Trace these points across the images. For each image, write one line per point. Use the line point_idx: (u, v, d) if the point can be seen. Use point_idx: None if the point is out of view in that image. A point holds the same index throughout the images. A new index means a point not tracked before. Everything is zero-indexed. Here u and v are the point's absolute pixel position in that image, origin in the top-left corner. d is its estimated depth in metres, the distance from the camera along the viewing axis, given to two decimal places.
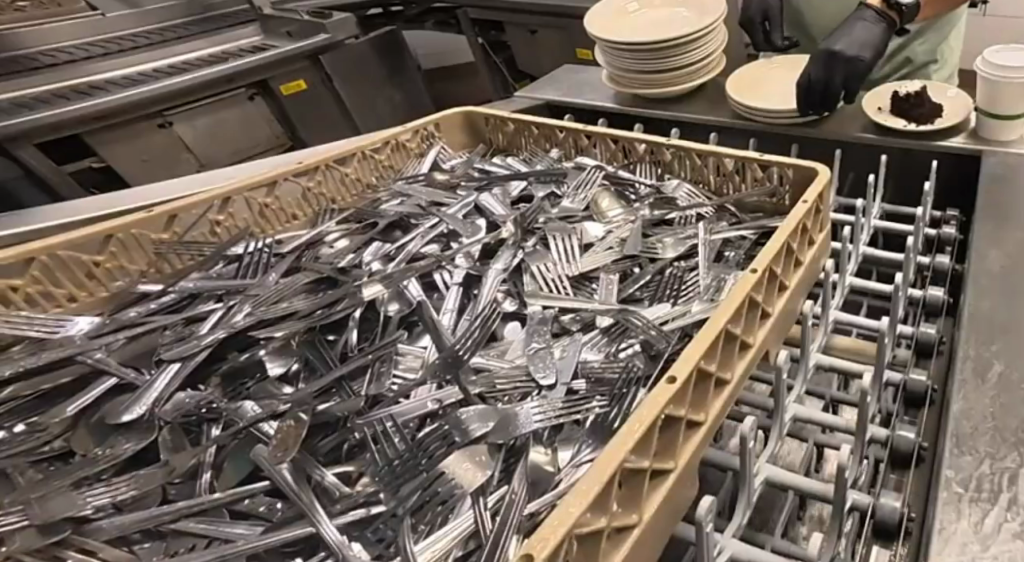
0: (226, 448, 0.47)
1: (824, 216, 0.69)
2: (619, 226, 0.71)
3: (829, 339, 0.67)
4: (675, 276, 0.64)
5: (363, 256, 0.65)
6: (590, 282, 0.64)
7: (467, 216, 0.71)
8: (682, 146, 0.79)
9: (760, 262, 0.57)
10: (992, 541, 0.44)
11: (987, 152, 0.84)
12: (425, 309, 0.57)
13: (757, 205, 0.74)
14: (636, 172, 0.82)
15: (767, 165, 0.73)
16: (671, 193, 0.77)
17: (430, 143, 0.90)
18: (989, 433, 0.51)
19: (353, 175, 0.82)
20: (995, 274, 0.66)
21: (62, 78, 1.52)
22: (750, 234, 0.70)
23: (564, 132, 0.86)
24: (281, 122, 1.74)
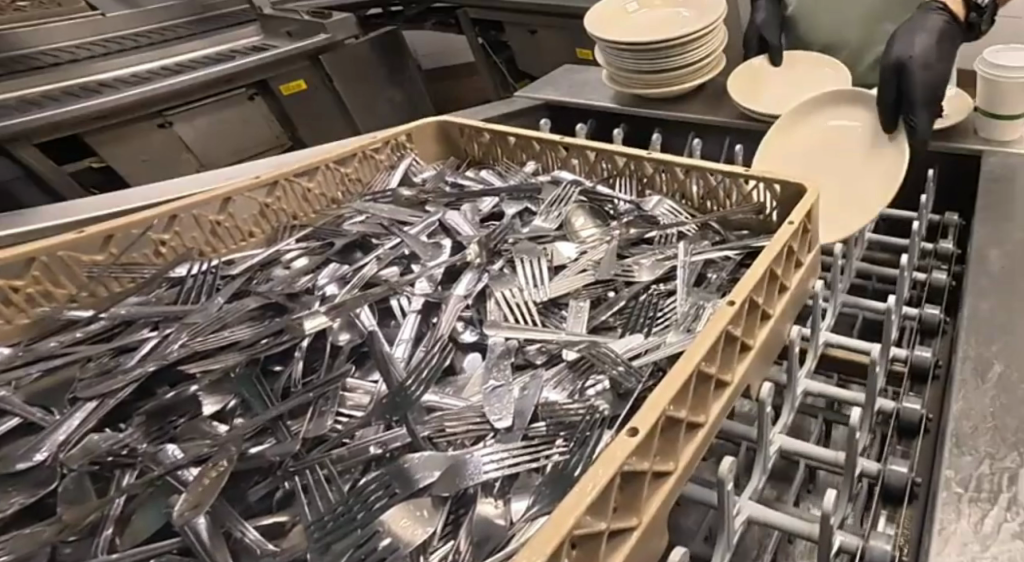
0: (136, 498, 0.43)
1: (812, 234, 0.65)
2: (593, 245, 0.67)
3: (818, 363, 0.64)
4: (649, 306, 0.60)
5: (317, 278, 0.61)
6: (559, 311, 0.59)
7: (431, 237, 0.66)
8: (663, 159, 0.74)
9: (739, 291, 0.52)
10: (991, 541, 0.44)
11: (987, 152, 0.83)
12: (376, 342, 0.52)
13: (743, 221, 0.70)
14: (616, 188, 0.78)
15: (752, 181, 0.69)
16: (651, 210, 0.73)
17: (401, 154, 0.86)
18: (989, 432, 0.51)
19: (317, 189, 0.78)
20: (995, 276, 0.66)
21: (63, 78, 1.48)
22: (734, 254, 0.65)
23: (541, 144, 0.81)
24: (281, 122, 1.70)
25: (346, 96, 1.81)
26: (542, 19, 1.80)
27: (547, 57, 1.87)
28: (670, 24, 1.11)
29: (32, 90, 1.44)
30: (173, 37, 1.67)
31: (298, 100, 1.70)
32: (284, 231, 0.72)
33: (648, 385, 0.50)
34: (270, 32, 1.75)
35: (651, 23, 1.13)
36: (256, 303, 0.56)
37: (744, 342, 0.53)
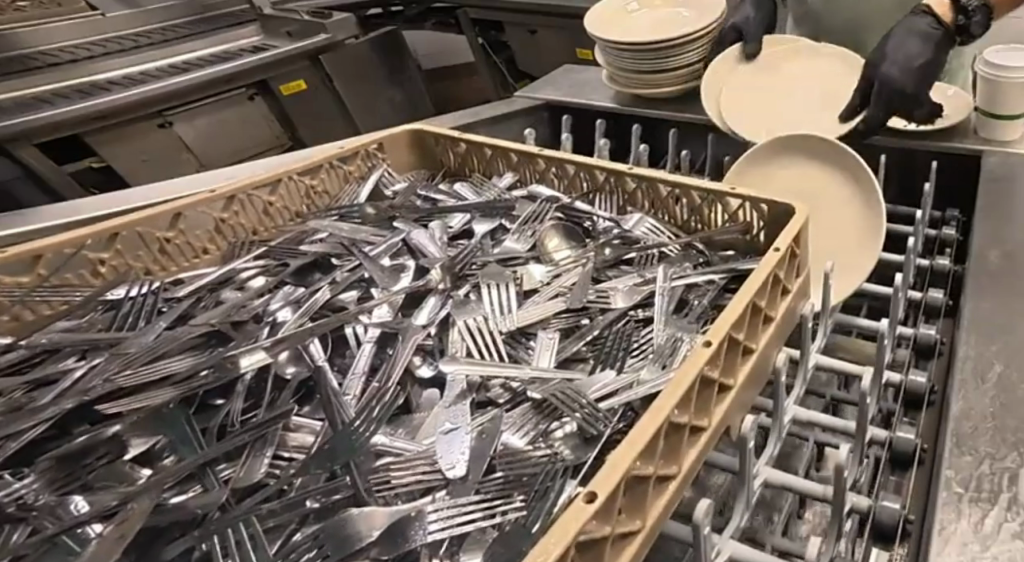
0: (25, 560, 0.38)
1: (800, 258, 0.61)
2: (569, 268, 0.63)
3: (805, 391, 0.61)
4: (623, 339, 0.56)
5: (268, 302, 0.56)
6: (525, 339, 0.56)
7: (393, 260, 0.62)
8: (646, 174, 0.70)
9: (718, 329, 0.48)
10: (992, 541, 0.43)
11: (986, 151, 0.82)
12: (323, 378, 0.48)
13: (730, 240, 0.66)
14: (595, 205, 0.73)
15: (739, 200, 0.65)
16: (631, 229, 0.69)
17: (371, 164, 0.81)
18: (989, 432, 0.50)
19: (281, 203, 0.73)
20: (994, 274, 0.65)
21: (66, 76, 1.48)
22: (718, 278, 0.62)
23: (518, 155, 0.77)
24: (280, 122, 1.67)
25: (346, 96, 1.78)
26: (542, 19, 1.77)
27: (548, 58, 1.84)
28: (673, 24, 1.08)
29: (33, 90, 1.43)
30: (172, 37, 1.65)
31: (298, 100, 1.68)
32: (239, 247, 0.67)
33: (616, 428, 0.47)
34: (269, 32, 1.73)
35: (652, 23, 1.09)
36: (198, 329, 0.52)
37: (725, 382, 0.50)
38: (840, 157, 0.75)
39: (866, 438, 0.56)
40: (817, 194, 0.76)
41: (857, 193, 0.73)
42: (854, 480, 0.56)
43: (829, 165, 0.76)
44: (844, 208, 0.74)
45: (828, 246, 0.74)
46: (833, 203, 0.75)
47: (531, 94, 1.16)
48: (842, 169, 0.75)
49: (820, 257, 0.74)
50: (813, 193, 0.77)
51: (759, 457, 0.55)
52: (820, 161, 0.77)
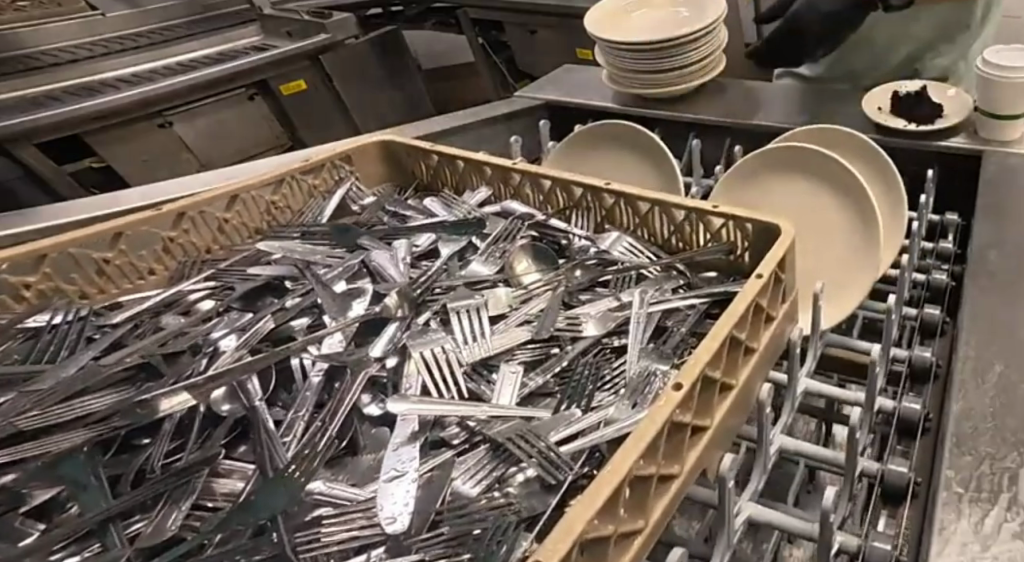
0: None
1: (786, 282, 0.57)
2: (540, 294, 0.59)
3: (793, 418, 0.57)
4: (590, 374, 0.52)
5: (211, 329, 0.52)
6: (486, 373, 0.51)
7: (351, 282, 0.58)
8: (624, 190, 0.66)
9: (693, 366, 0.44)
10: (992, 541, 0.43)
11: (988, 152, 0.83)
12: (258, 419, 0.44)
13: (713, 260, 0.62)
14: (571, 222, 0.69)
15: (722, 218, 0.61)
16: (608, 249, 0.65)
17: (339, 177, 0.77)
18: (989, 433, 0.50)
19: (238, 220, 0.69)
20: (994, 274, 0.65)
21: (54, 79, 1.44)
22: (699, 303, 0.58)
23: (492, 168, 0.73)
24: (280, 122, 1.65)
25: (347, 98, 1.75)
26: (542, 19, 1.74)
27: (548, 58, 1.80)
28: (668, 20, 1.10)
29: (32, 90, 1.41)
30: (173, 37, 1.62)
31: (298, 101, 1.65)
32: (188, 268, 0.64)
33: (580, 473, 0.43)
34: (269, 32, 1.70)
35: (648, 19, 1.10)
36: (126, 362, 0.48)
37: (700, 422, 0.46)
38: (827, 167, 0.71)
39: (856, 471, 0.52)
40: (806, 208, 0.73)
41: (847, 203, 0.70)
42: (844, 518, 0.52)
43: (816, 176, 0.73)
44: (845, 238, 0.69)
45: (820, 265, 0.70)
46: (822, 218, 0.72)
47: (530, 94, 1.15)
48: (829, 180, 0.71)
49: (812, 277, 0.71)
50: (802, 208, 0.73)
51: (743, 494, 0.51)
52: (815, 177, 0.73)
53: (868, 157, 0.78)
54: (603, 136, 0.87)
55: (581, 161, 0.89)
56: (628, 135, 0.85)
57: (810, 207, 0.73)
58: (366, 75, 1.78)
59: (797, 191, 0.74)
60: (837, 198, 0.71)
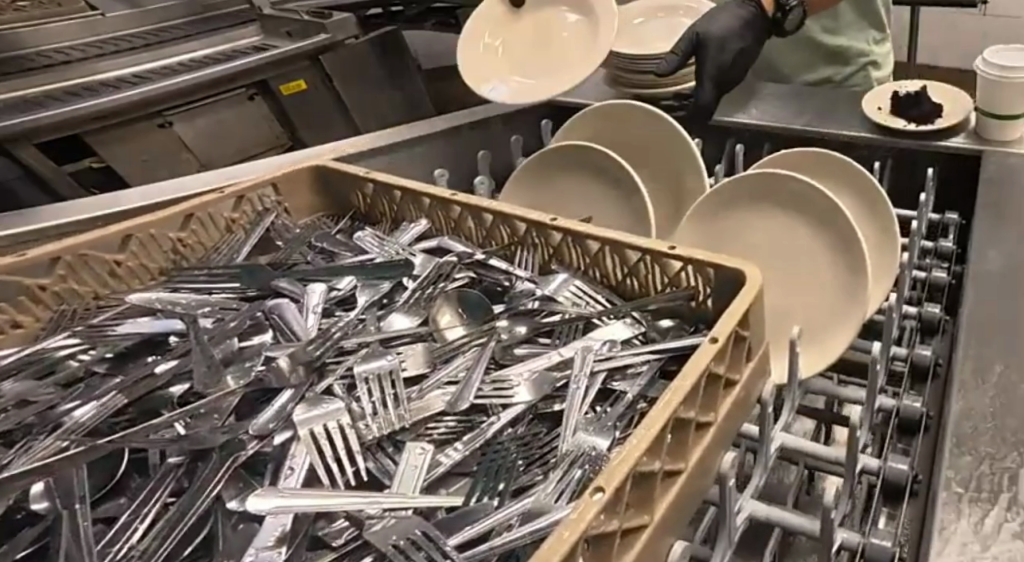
0: None
1: (751, 339, 0.50)
2: (461, 351, 0.52)
3: (768, 481, 0.50)
4: (510, 453, 0.44)
5: (61, 400, 0.45)
6: (393, 448, 0.44)
7: (249, 334, 0.51)
8: (572, 226, 0.58)
9: (626, 457, 0.37)
10: (992, 541, 0.39)
11: (987, 152, 0.78)
12: (63, 533, 0.37)
13: (673, 306, 0.54)
14: (515, 263, 0.62)
15: (680, 262, 0.53)
16: (552, 292, 0.57)
17: (262, 212, 0.69)
18: (989, 432, 0.47)
19: (133, 262, 0.63)
20: (994, 275, 0.62)
21: (63, 77, 1.34)
22: (654, 359, 0.50)
23: (431, 200, 0.65)
24: (281, 122, 1.50)
25: (347, 98, 1.62)
26: None
27: None
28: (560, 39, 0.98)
29: (31, 90, 1.30)
30: (173, 37, 1.52)
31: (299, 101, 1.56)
32: (64, 319, 0.57)
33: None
34: (269, 31, 1.59)
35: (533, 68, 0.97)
36: None
37: (636, 521, 0.38)
38: (806, 197, 0.63)
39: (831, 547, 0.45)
40: (784, 244, 0.65)
41: (830, 241, 0.62)
42: None
43: (793, 207, 0.64)
44: (828, 282, 0.62)
45: (806, 309, 0.62)
46: (802, 258, 0.64)
47: None
48: (811, 215, 0.63)
49: (795, 322, 0.63)
50: (779, 246, 0.65)
51: None
52: (792, 211, 0.65)
53: (845, 179, 0.70)
54: (567, 164, 0.79)
55: (543, 194, 0.81)
56: (584, 158, 0.76)
57: (789, 248, 0.65)
58: (365, 73, 1.63)
59: (771, 229, 0.66)
60: (821, 233, 0.63)
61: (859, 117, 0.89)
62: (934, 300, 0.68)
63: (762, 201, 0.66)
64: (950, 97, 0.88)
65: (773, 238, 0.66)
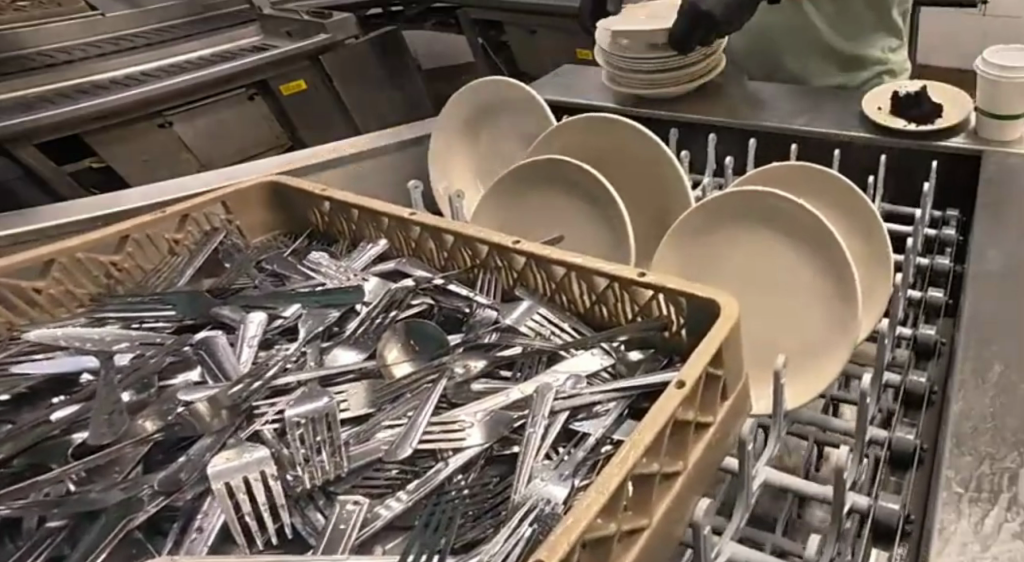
0: None
1: (725, 378, 0.45)
2: (410, 389, 0.48)
3: (747, 525, 0.44)
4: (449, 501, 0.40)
5: None
6: (330, 491, 0.42)
7: (172, 371, 0.51)
8: (534, 249, 0.54)
9: (571, 529, 0.32)
10: (992, 540, 0.38)
11: (987, 151, 0.75)
12: None
13: (646, 337, 0.50)
14: (478, 288, 0.58)
15: (651, 290, 0.49)
16: (514, 321, 0.54)
17: (209, 229, 0.70)
18: (989, 433, 0.45)
19: (56, 289, 0.63)
20: (997, 275, 0.59)
21: (64, 77, 1.34)
22: (619, 400, 0.46)
23: (389, 220, 0.62)
24: (281, 122, 1.53)
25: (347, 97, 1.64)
26: (541, 19, 1.64)
27: (547, 60, 1.70)
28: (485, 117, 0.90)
29: (31, 90, 1.30)
30: (175, 37, 1.51)
31: (299, 101, 1.54)
32: None
33: None
34: (270, 32, 1.59)
35: (496, 143, 0.90)
36: None
37: None
38: (794, 217, 0.58)
39: None
40: (770, 269, 0.61)
41: (820, 266, 0.57)
42: None
43: (778, 227, 0.60)
44: (817, 312, 0.57)
45: (796, 339, 0.58)
46: (789, 284, 0.60)
47: None
48: (800, 238, 0.58)
49: (784, 352, 0.59)
50: (764, 270, 0.61)
51: None
52: (779, 233, 0.60)
53: (832, 195, 0.66)
54: (538, 181, 0.73)
55: (516, 212, 0.75)
56: (555, 172, 0.71)
57: (775, 274, 0.60)
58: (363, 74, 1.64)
59: (756, 252, 0.61)
60: (809, 255, 0.58)
61: (858, 116, 0.85)
62: (931, 319, 0.62)
63: (746, 221, 0.61)
64: (950, 97, 0.84)
65: (759, 262, 0.61)
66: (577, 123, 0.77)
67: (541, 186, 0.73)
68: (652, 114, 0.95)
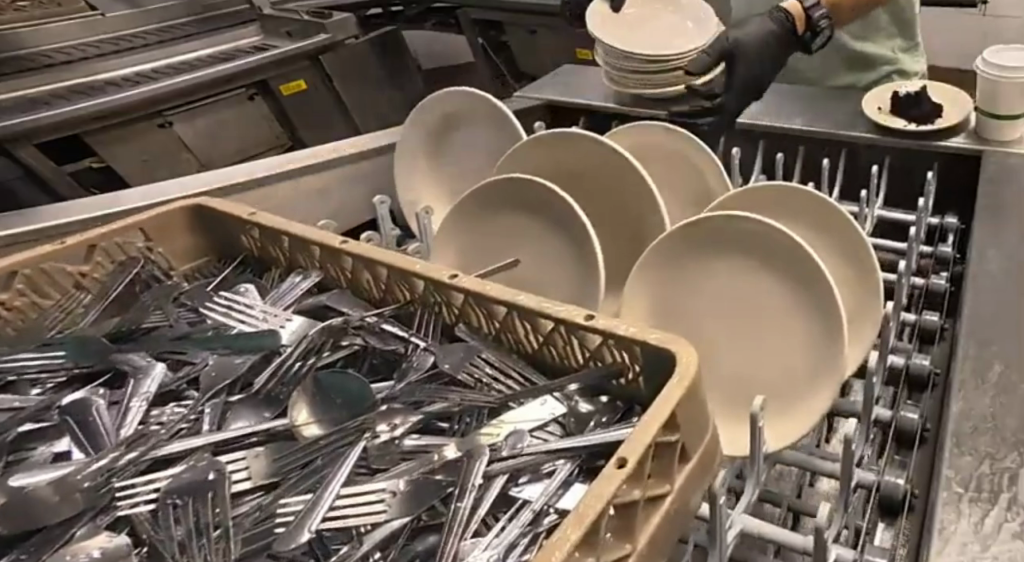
0: None
1: (684, 439, 0.41)
2: (319, 455, 0.43)
3: (741, 533, 0.51)
4: (512, 418, 0.45)
5: None
6: (293, 535, 0.37)
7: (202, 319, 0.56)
8: (475, 286, 0.48)
9: (646, 430, 0.37)
10: (991, 541, 0.44)
11: (987, 151, 0.85)
12: None
13: (597, 384, 0.46)
14: (417, 328, 0.53)
15: (599, 335, 0.45)
16: (448, 367, 0.49)
17: (127, 251, 0.65)
18: (988, 433, 0.53)
19: (20, 301, 0.61)
20: (996, 275, 0.69)
21: (62, 78, 1.41)
22: (567, 463, 0.43)
23: (320, 249, 0.57)
24: (281, 122, 1.60)
25: (347, 98, 1.71)
26: (542, 20, 1.74)
27: (549, 60, 1.80)
28: (452, 126, 0.97)
29: (31, 90, 1.37)
30: (175, 38, 1.59)
31: (298, 101, 1.61)
32: None
33: (519, 529, 0.39)
34: (270, 32, 1.67)
35: (465, 167, 0.96)
36: None
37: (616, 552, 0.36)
38: (776, 245, 0.61)
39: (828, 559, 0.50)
40: (751, 299, 0.63)
41: (801, 296, 0.60)
42: (840, 529, 0.55)
43: (759, 257, 0.62)
44: (796, 339, 0.60)
45: (776, 368, 0.61)
46: (767, 311, 0.62)
47: (534, 93, 1.16)
48: (786, 268, 0.61)
49: (763, 395, 0.61)
50: (740, 297, 0.63)
51: (737, 504, 0.53)
52: (759, 263, 0.62)
53: (817, 217, 0.69)
54: (503, 201, 0.75)
55: (482, 237, 0.78)
56: (524, 191, 0.73)
57: (754, 302, 0.63)
58: (366, 73, 1.74)
59: (733, 279, 0.64)
60: (791, 284, 0.60)
61: (860, 116, 0.97)
62: (929, 343, 0.73)
63: (724, 247, 0.64)
64: (950, 97, 0.96)
65: (735, 289, 0.64)
66: (549, 138, 0.79)
67: (499, 208, 0.76)
68: (650, 112, 1.07)
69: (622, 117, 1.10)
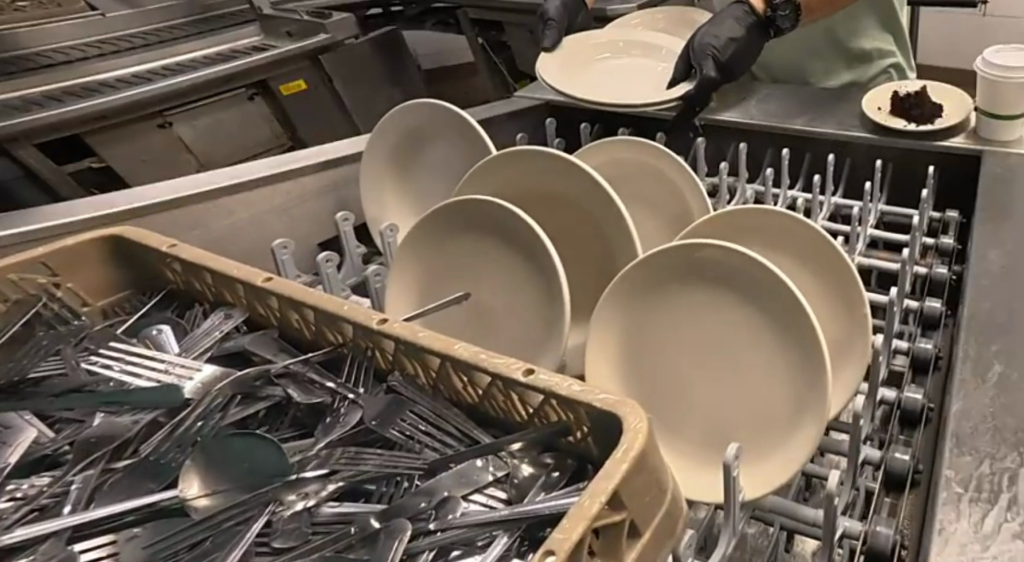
0: None
1: (632, 513, 0.35)
2: (212, 533, 0.39)
3: None
4: (445, 482, 0.40)
5: None
6: None
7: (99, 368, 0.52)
8: (406, 332, 0.44)
9: (581, 513, 0.32)
10: (991, 541, 0.40)
11: (987, 151, 0.80)
12: None
13: (543, 439, 0.40)
14: (348, 377, 0.48)
15: (542, 395, 0.39)
16: (377, 424, 0.45)
17: (25, 285, 0.60)
18: (989, 432, 0.47)
19: None
20: (997, 274, 0.63)
21: (60, 77, 1.31)
22: (505, 534, 0.37)
23: (242, 286, 0.52)
24: (281, 122, 1.51)
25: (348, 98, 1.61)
26: None
27: None
28: (415, 140, 0.92)
29: (26, 91, 1.26)
30: (173, 38, 1.49)
31: (299, 101, 1.51)
32: None
33: None
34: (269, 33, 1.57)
35: (430, 183, 0.91)
36: None
37: None
38: (755, 277, 0.55)
39: None
40: (725, 334, 0.57)
41: (780, 335, 0.54)
42: None
43: (737, 289, 0.57)
44: (773, 381, 0.55)
45: (751, 411, 0.55)
46: (742, 349, 0.56)
47: (532, 94, 1.10)
48: (764, 303, 0.55)
49: (735, 440, 0.56)
50: (715, 333, 0.58)
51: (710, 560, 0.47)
52: (736, 296, 0.57)
53: (803, 245, 0.63)
54: (460, 225, 0.70)
55: (438, 261, 0.72)
56: (483, 214, 0.67)
57: (729, 339, 0.57)
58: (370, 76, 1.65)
59: (708, 312, 0.58)
60: (766, 318, 0.55)
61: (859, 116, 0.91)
62: (920, 376, 0.67)
63: (699, 277, 0.58)
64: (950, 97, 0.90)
65: (709, 322, 0.58)
66: (516, 153, 0.73)
67: (455, 232, 0.71)
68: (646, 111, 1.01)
69: (606, 119, 1.05)
